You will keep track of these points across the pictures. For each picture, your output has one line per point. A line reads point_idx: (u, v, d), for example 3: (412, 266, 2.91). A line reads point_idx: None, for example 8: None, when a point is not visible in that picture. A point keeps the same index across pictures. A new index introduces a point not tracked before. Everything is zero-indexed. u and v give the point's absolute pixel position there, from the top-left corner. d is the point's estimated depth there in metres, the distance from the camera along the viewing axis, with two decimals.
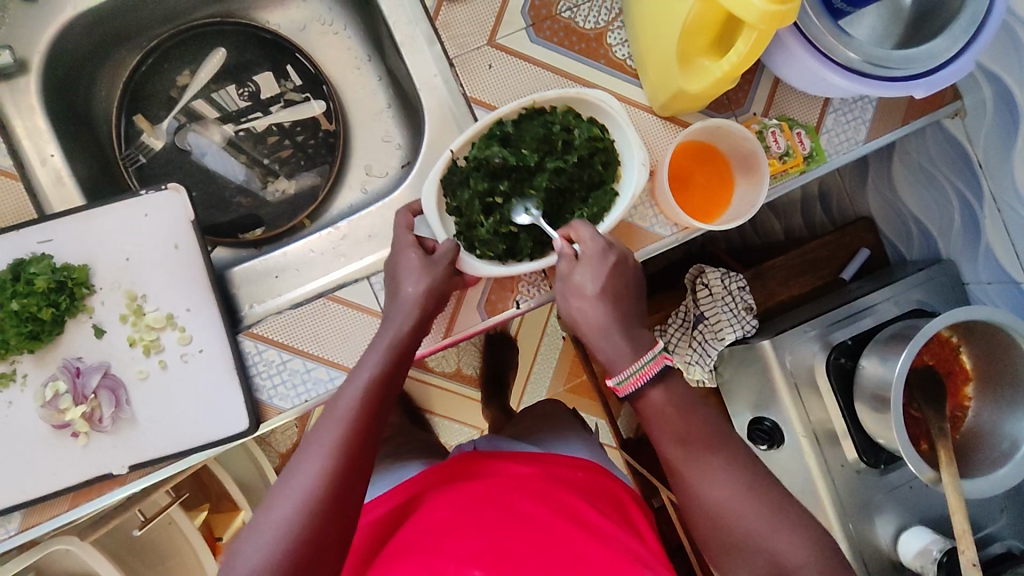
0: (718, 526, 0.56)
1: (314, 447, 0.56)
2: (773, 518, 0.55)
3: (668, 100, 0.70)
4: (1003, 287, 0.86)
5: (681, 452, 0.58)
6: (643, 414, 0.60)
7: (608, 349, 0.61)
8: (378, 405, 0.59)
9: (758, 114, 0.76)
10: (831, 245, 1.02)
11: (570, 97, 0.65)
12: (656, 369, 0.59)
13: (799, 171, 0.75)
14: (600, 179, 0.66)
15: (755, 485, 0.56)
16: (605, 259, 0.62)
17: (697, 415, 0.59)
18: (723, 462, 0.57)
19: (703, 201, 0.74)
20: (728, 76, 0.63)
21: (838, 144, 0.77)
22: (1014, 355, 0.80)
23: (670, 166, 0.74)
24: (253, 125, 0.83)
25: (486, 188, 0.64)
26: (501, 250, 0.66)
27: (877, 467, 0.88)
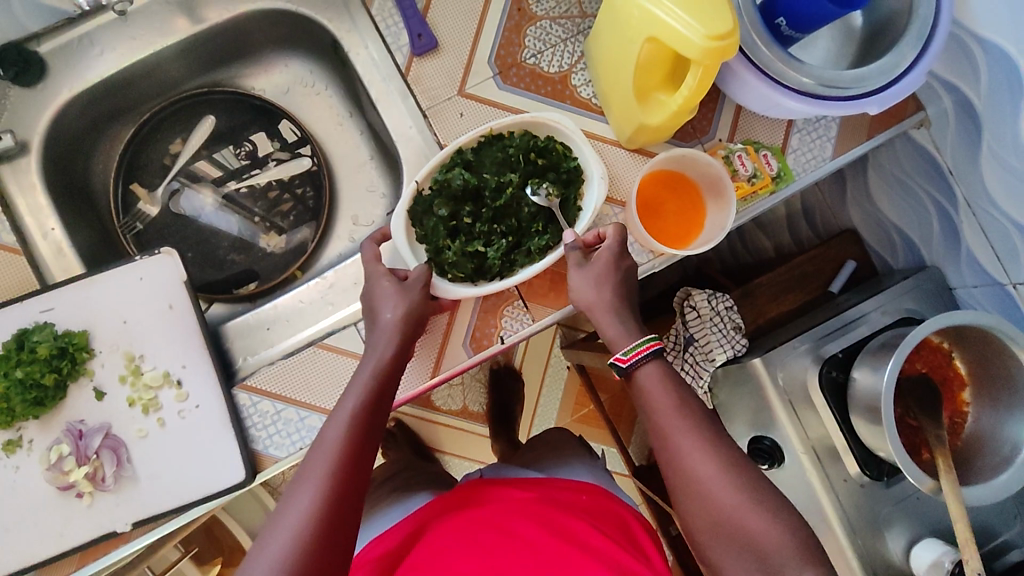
0: (700, 498, 0.59)
1: (306, 479, 0.57)
2: (750, 495, 0.58)
3: (632, 134, 0.73)
4: (988, 289, 0.86)
5: (670, 420, 0.61)
6: (636, 385, 0.64)
7: (613, 327, 0.64)
8: (366, 430, 0.61)
9: (724, 139, 0.79)
10: (817, 259, 1.03)
11: (525, 121, 0.71)
12: (654, 348, 0.63)
13: (769, 192, 0.78)
14: (564, 196, 0.71)
15: (738, 465, 0.59)
16: (620, 257, 0.66)
17: (691, 394, 0.63)
18: (711, 438, 0.60)
19: (676, 229, 0.76)
20: (689, 105, 0.65)
21: (806, 162, 0.79)
22: (1003, 358, 0.80)
23: (642, 198, 0.76)
24: (256, 180, 0.87)
25: (451, 213, 0.70)
26: (470, 270, 0.70)
27: (881, 480, 0.87)
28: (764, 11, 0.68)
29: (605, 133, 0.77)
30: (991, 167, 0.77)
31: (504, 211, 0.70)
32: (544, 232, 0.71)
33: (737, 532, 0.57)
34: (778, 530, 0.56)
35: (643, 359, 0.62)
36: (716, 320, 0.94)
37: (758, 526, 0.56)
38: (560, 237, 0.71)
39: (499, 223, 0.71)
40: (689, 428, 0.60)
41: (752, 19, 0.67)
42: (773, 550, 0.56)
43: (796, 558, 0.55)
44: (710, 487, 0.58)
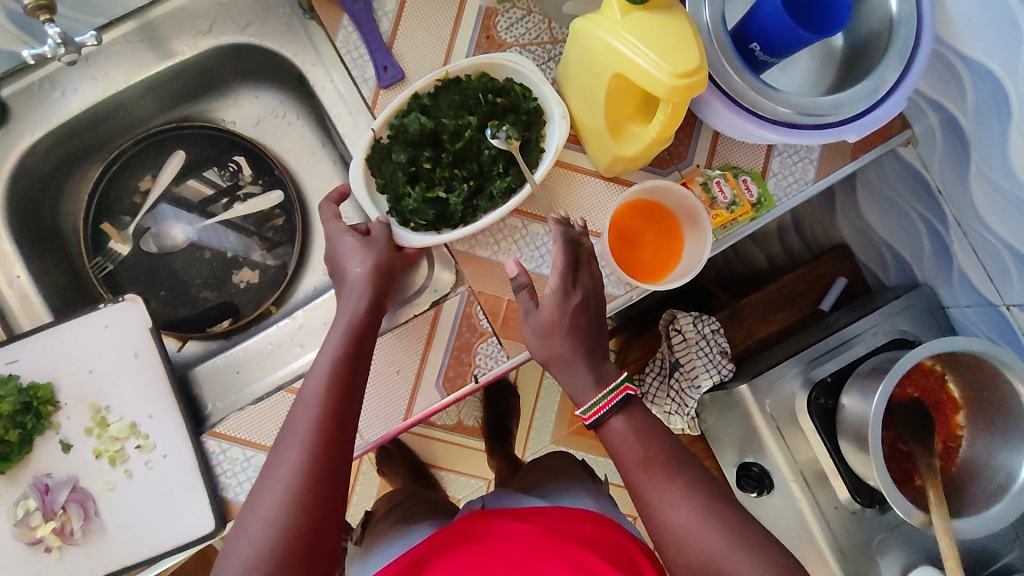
0: (683, 550, 0.57)
1: (291, 437, 0.57)
2: (733, 538, 0.56)
3: (608, 164, 0.70)
4: (981, 310, 0.83)
5: (643, 473, 0.60)
6: (605, 440, 0.63)
7: (569, 379, 0.63)
8: (346, 383, 0.60)
9: (702, 165, 0.76)
10: (805, 277, 1.00)
11: (480, 64, 0.69)
12: (619, 398, 0.62)
13: (749, 219, 0.76)
14: (525, 138, 0.69)
15: (718, 508, 0.58)
16: (567, 299, 0.63)
17: (664, 440, 0.62)
18: (688, 486, 0.59)
19: (654, 260, 0.74)
20: (664, 137, 0.63)
21: (787, 187, 0.77)
22: (997, 383, 0.77)
23: (618, 229, 0.74)
24: (247, 197, 0.86)
25: (409, 158, 0.68)
26: (431, 217, 0.68)
27: (874, 509, 0.85)
28: (737, 37, 0.66)
29: (579, 163, 0.75)
30: (980, 188, 0.75)
31: (463, 155, 0.68)
32: (506, 173, 0.69)
33: None
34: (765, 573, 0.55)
35: (610, 412, 0.62)
36: (701, 346, 0.92)
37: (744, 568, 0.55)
38: (522, 179, 0.69)
39: (459, 167, 0.69)
40: (663, 477, 0.59)
41: (724, 46, 0.64)
42: None
43: None
44: (693, 537, 0.57)
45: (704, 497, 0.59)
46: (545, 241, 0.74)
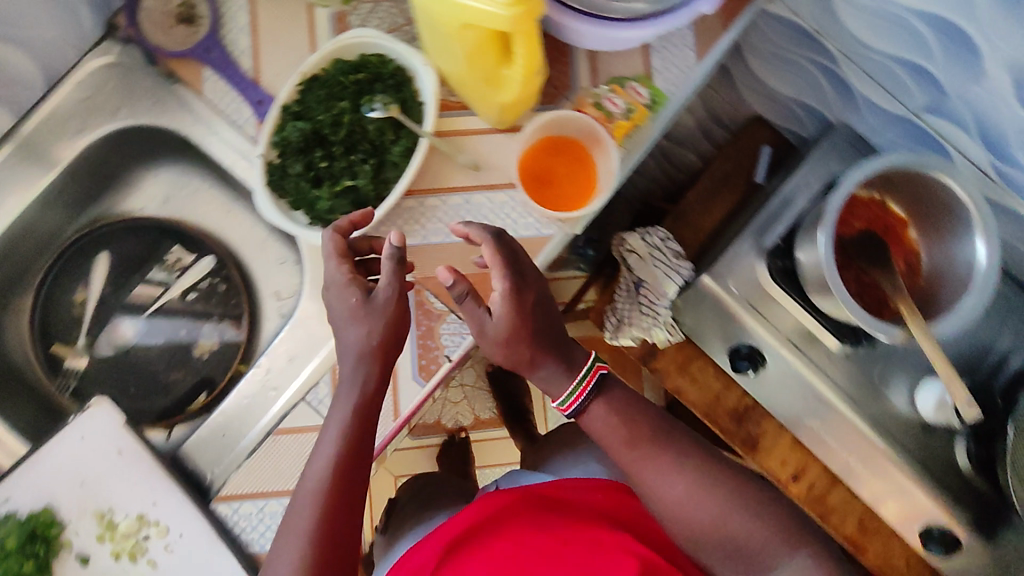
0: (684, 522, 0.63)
1: (292, 532, 0.56)
2: (729, 502, 0.62)
3: (499, 116, 0.72)
4: (896, 127, 0.86)
5: (636, 455, 0.64)
6: (588, 427, 0.66)
7: (543, 375, 0.65)
8: (351, 469, 0.59)
9: (588, 87, 0.78)
10: (733, 157, 1.02)
11: (332, 51, 0.73)
12: (593, 382, 0.65)
13: (649, 121, 0.77)
14: (402, 99, 0.73)
15: (709, 472, 0.63)
16: (522, 299, 0.62)
17: (644, 420, 0.66)
18: (678, 459, 0.64)
19: (574, 189, 0.76)
20: (535, 63, 0.64)
21: (674, 78, 0.78)
22: (930, 188, 0.79)
23: (532, 169, 0.76)
24: (195, 264, 0.86)
25: (305, 165, 0.72)
26: (348, 207, 0.72)
27: (862, 345, 0.86)
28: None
29: (474, 125, 0.76)
30: (851, 14, 0.78)
31: (352, 139, 0.72)
32: (399, 137, 0.73)
33: (730, 540, 0.61)
34: (765, 533, 0.61)
35: (586, 400, 0.65)
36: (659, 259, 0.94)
37: (744, 527, 0.61)
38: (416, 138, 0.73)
39: (355, 152, 0.72)
40: (654, 452, 0.64)
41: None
42: (762, 548, 0.61)
43: (786, 546, 0.61)
44: (694, 513, 0.62)
45: (695, 465, 0.64)
46: (467, 208, 0.75)
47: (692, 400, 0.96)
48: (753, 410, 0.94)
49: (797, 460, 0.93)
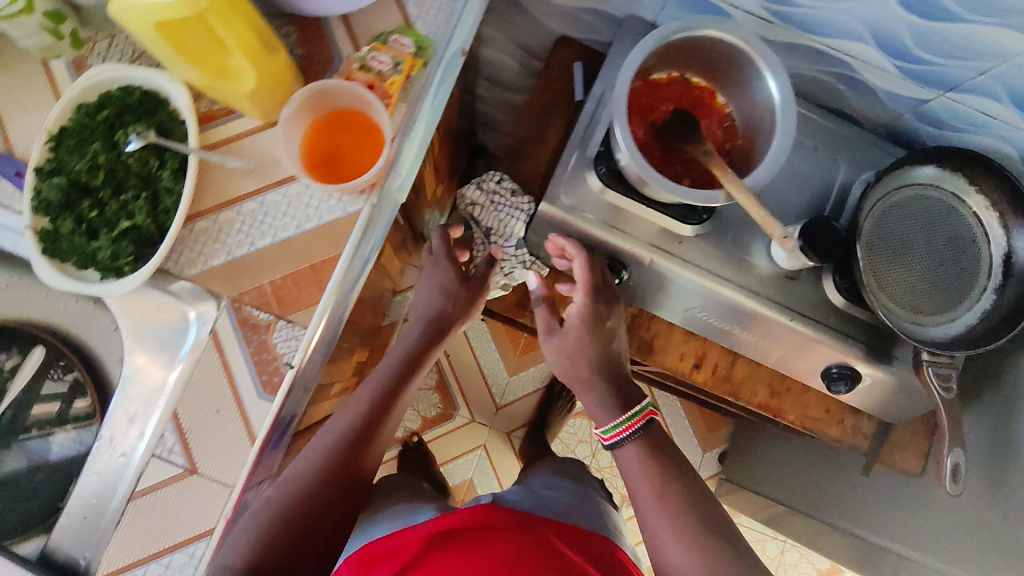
0: (659, 541, 0.75)
1: (264, 506, 0.70)
2: (699, 549, 0.72)
3: (256, 108, 0.66)
4: (674, 3, 0.82)
5: (648, 487, 0.78)
6: (623, 461, 0.83)
7: (591, 400, 0.87)
8: (360, 440, 0.76)
9: (352, 54, 0.73)
10: (549, 85, 1.01)
11: (72, 97, 0.68)
12: (639, 423, 0.83)
13: (423, 71, 0.74)
14: (158, 122, 0.68)
15: (707, 540, 0.72)
16: (598, 330, 0.87)
17: (695, 509, 0.75)
18: (701, 536, 0.73)
19: (365, 153, 0.72)
20: (259, 35, 0.60)
21: (434, 20, 0.74)
22: (714, 49, 0.79)
23: (316, 153, 0.72)
24: (28, 361, 0.82)
25: (75, 220, 0.66)
26: (133, 249, 0.67)
27: (706, 224, 0.86)
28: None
29: (245, 125, 0.71)
30: None
31: (116, 178, 0.67)
32: (167, 162, 0.68)
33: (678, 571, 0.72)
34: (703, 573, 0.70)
35: (631, 433, 0.83)
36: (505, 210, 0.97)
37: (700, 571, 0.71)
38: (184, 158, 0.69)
39: (125, 190, 0.67)
40: (664, 517, 0.75)
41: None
42: None
43: None
44: (674, 551, 0.73)
45: (718, 552, 0.71)
46: (263, 211, 0.71)
47: None
48: (639, 317, 1.00)
49: (695, 349, 1.00)
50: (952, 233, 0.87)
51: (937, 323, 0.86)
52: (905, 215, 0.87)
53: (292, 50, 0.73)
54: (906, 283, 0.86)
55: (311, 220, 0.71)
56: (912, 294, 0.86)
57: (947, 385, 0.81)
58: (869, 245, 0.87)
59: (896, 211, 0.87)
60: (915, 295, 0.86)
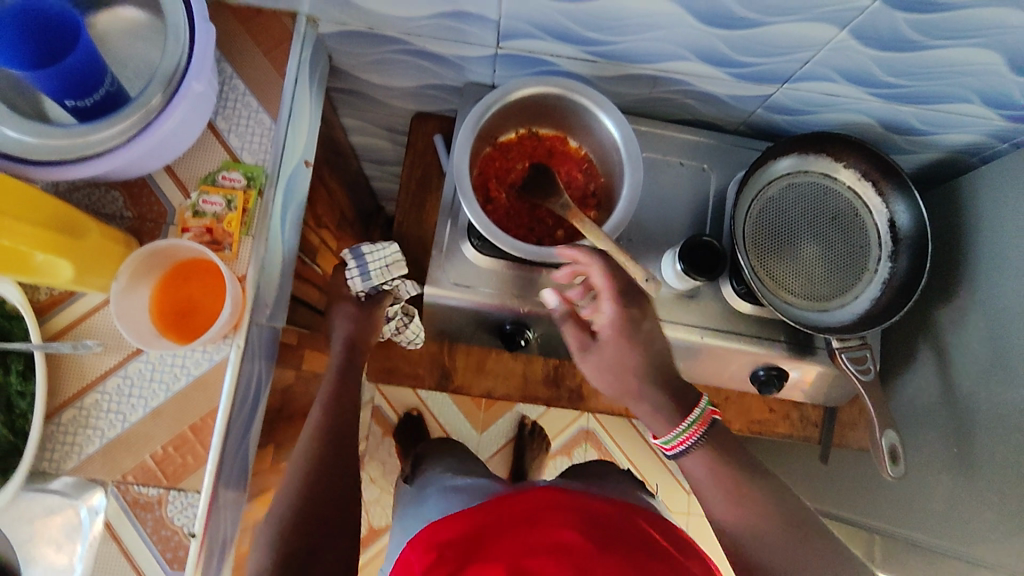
0: (762, 544, 0.62)
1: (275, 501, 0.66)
2: (782, 543, 0.62)
3: (87, 284, 0.64)
4: (502, 65, 0.82)
5: (730, 489, 0.65)
6: (688, 468, 0.69)
7: (647, 411, 0.70)
8: (339, 432, 0.73)
9: (183, 201, 0.71)
10: (418, 160, 0.99)
11: None
12: (698, 431, 0.67)
13: (261, 201, 0.72)
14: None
15: (791, 529, 0.62)
16: (632, 343, 0.69)
17: (774, 506, 0.64)
18: (800, 531, 0.63)
19: (219, 300, 0.69)
20: (58, 223, 0.59)
21: (259, 148, 0.73)
22: (548, 101, 0.79)
23: (167, 313, 0.68)
24: None
25: None
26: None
27: None
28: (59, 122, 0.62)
29: (91, 302, 0.68)
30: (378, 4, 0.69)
31: None
32: (14, 367, 0.65)
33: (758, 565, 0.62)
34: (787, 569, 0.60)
35: (690, 447, 0.68)
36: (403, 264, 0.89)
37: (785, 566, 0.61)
38: (31, 358, 0.66)
39: None
40: (739, 504, 0.64)
41: (48, 130, 0.59)
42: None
43: None
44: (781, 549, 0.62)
45: (817, 545, 0.62)
46: (128, 383, 0.68)
47: (504, 392, 0.97)
48: (563, 367, 0.98)
49: None
50: (833, 213, 0.87)
51: (842, 305, 0.85)
52: (782, 207, 0.87)
53: (121, 214, 0.70)
54: (802, 274, 0.86)
55: (181, 379, 0.69)
56: (811, 282, 0.85)
57: (864, 367, 0.82)
58: (755, 246, 0.86)
59: (773, 206, 0.87)
60: (813, 283, 0.85)
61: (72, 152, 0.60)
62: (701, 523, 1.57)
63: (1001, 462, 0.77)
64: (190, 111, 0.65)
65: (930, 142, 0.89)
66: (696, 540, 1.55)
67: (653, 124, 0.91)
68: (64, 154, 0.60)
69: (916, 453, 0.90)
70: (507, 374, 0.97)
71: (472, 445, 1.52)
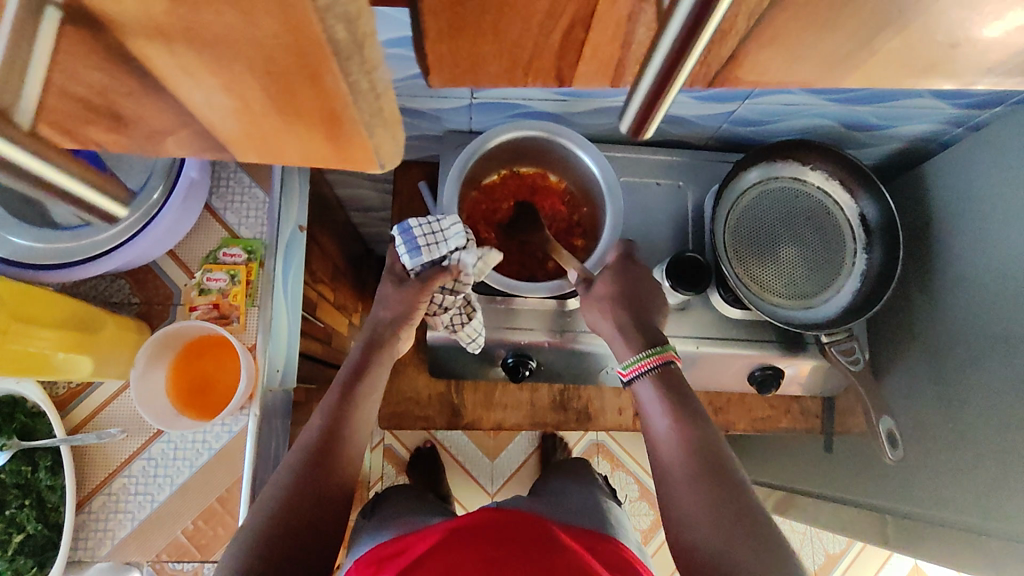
0: (669, 491, 0.61)
1: (273, 487, 0.60)
2: (709, 509, 0.57)
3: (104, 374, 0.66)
4: (478, 112, 0.85)
5: (667, 424, 0.64)
6: (640, 401, 0.67)
7: (619, 347, 0.70)
8: (352, 424, 0.67)
9: (188, 281, 0.73)
10: (405, 207, 1.02)
11: None
12: (657, 363, 0.67)
13: (263, 272, 0.75)
14: (24, 427, 0.66)
15: (724, 499, 0.58)
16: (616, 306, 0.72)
17: (707, 478, 0.59)
18: (711, 481, 0.59)
19: (233, 373, 0.72)
20: (77, 322, 0.62)
21: (256, 221, 0.75)
22: (526, 142, 0.82)
23: (183, 392, 0.70)
24: None
25: None
26: (33, 561, 0.64)
27: None
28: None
29: (109, 389, 0.70)
30: None
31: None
32: (43, 463, 0.67)
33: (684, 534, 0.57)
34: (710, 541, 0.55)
35: (644, 373, 0.67)
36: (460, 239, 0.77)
37: (703, 536, 0.56)
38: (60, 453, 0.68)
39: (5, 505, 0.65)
40: (685, 469, 0.61)
41: (55, 234, 0.61)
42: (710, 553, 0.55)
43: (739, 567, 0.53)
44: (680, 494, 0.59)
45: (718, 494, 0.58)
46: (153, 464, 0.70)
47: (514, 422, 1.01)
48: (567, 391, 1.01)
49: (629, 399, 1.02)
50: (807, 214, 0.91)
51: (826, 300, 0.89)
52: (758, 214, 0.91)
53: (129, 300, 0.72)
54: (784, 275, 0.90)
55: (204, 453, 0.71)
56: (794, 282, 0.89)
57: (852, 358, 0.87)
58: (738, 254, 0.90)
59: (750, 214, 0.91)
60: (797, 283, 0.89)
61: (81, 253, 0.62)
62: None
63: (986, 437, 0.81)
64: (189, 201, 0.69)
65: (891, 135, 0.93)
66: None
67: (626, 150, 0.95)
68: (71, 255, 0.62)
69: (913, 433, 0.94)
70: (514, 405, 1.00)
71: (485, 471, 1.51)
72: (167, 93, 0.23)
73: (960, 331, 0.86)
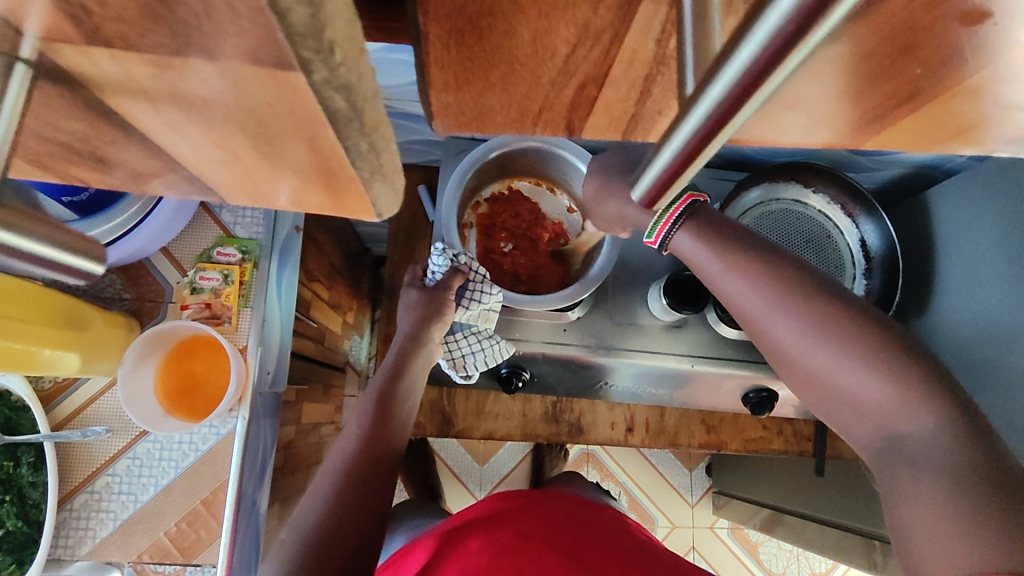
0: (773, 340, 0.53)
1: (319, 487, 0.62)
2: (860, 363, 0.48)
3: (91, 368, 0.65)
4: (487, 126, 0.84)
5: (728, 272, 0.54)
6: (683, 257, 0.58)
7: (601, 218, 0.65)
8: (389, 423, 0.69)
9: (181, 279, 0.73)
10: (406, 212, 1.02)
11: None
12: (680, 207, 0.56)
13: (255, 275, 0.74)
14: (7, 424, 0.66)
15: (873, 346, 0.48)
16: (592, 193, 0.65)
17: (833, 320, 0.50)
18: (810, 302, 0.51)
19: (221, 372, 0.71)
20: (65, 318, 0.61)
21: (252, 224, 0.75)
22: (533, 157, 0.81)
23: (172, 391, 0.69)
24: None
25: None
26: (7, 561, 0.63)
27: (582, 305, 0.85)
28: None
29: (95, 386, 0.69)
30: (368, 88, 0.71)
31: None
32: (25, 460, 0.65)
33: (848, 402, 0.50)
34: (898, 395, 0.47)
35: (675, 225, 0.56)
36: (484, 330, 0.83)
37: (878, 397, 0.48)
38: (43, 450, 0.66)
39: None
40: (802, 323, 0.51)
41: None
42: (900, 414, 0.47)
43: (931, 420, 0.46)
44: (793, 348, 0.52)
45: (831, 318, 0.50)
46: (137, 464, 0.69)
47: (506, 431, 1.00)
48: (560, 403, 1.01)
49: (622, 414, 1.03)
50: (808, 236, 0.91)
51: None
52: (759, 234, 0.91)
53: (121, 295, 0.72)
54: None
55: (191, 453, 0.70)
56: None
57: None
58: None
59: None
60: None
61: None
62: (706, 536, 1.58)
63: None
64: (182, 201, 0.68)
65: (893, 161, 0.92)
66: (703, 551, 1.57)
67: None
68: None
69: None
70: (507, 414, 1.00)
71: (474, 476, 1.50)
72: (151, 139, 0.23)
73: (949, 361, 0.86)
